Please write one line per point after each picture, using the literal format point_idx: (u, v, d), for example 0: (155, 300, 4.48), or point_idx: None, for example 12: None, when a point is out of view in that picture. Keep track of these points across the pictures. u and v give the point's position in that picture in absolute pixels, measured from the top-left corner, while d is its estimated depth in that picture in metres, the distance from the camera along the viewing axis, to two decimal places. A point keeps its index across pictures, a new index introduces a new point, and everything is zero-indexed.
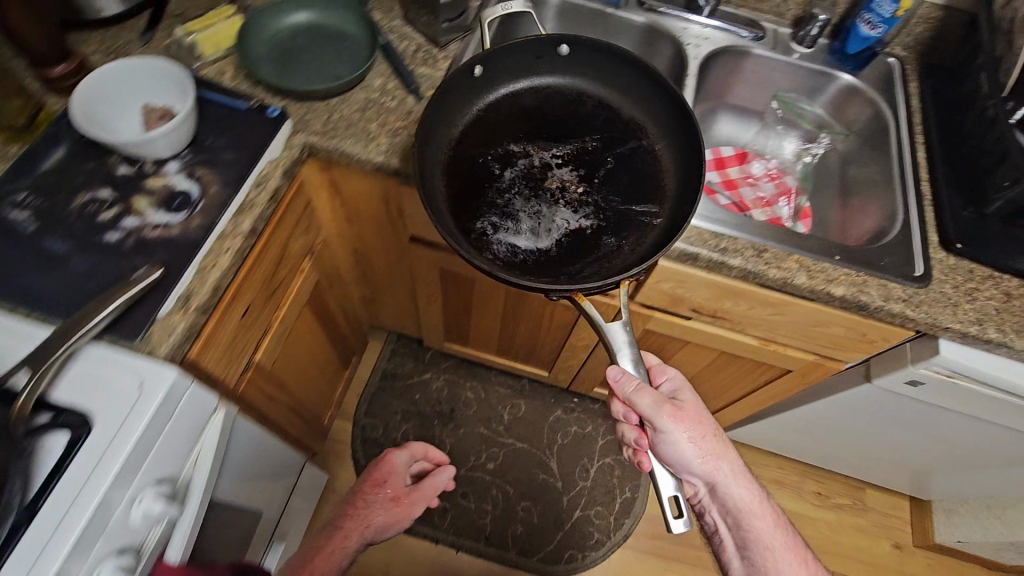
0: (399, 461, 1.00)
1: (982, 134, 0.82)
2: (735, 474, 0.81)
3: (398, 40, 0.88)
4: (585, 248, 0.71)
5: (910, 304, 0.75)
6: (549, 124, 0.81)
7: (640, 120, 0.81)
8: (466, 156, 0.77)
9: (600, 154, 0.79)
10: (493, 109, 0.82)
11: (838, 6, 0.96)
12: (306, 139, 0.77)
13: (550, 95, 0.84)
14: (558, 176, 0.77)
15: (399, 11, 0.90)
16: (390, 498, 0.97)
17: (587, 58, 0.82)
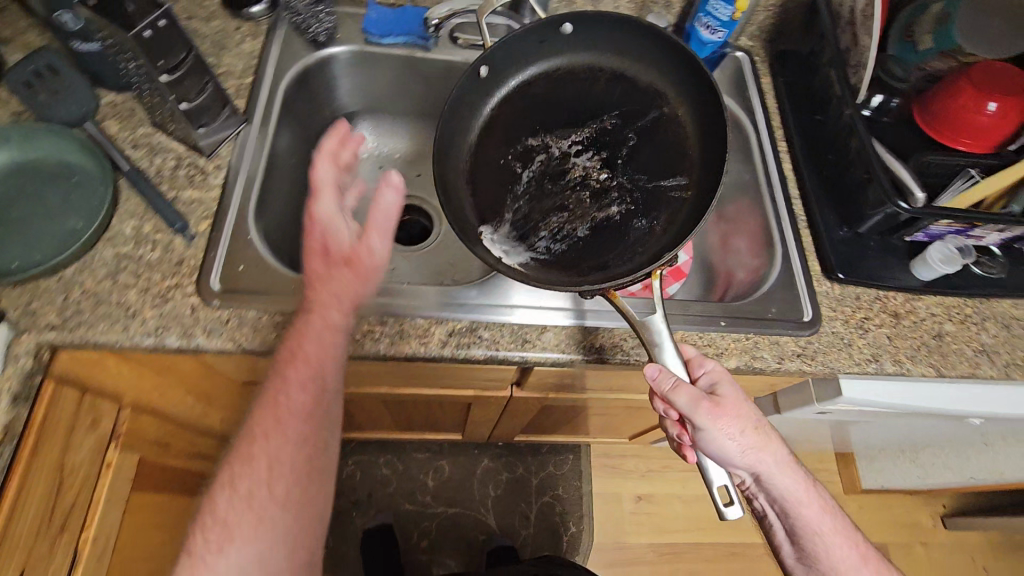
0: (327, 209, 0.58)
1: (843, 139, 0.75)
2: (792, 467, 0.63)
3: (148, 158, 0.67)
4: (618, 241, 0.65)
5: (805, 357, 0.68)
6: (562, 109, 0.73)
7: (660, 86, 0.72)
8: (489, 161, 0.71)
9: (621, 134, 0.71)
10: (506, 102, 0.74)
11: (674, 6, 0.84)
12: (40, 336, 0.57)
13: (562, 78, 0.74)
14: (579, 166, 0.71)
15: (142, 114, 0.69)
16: (325, 242, 0.58)
17: (598, 31, 0.72)
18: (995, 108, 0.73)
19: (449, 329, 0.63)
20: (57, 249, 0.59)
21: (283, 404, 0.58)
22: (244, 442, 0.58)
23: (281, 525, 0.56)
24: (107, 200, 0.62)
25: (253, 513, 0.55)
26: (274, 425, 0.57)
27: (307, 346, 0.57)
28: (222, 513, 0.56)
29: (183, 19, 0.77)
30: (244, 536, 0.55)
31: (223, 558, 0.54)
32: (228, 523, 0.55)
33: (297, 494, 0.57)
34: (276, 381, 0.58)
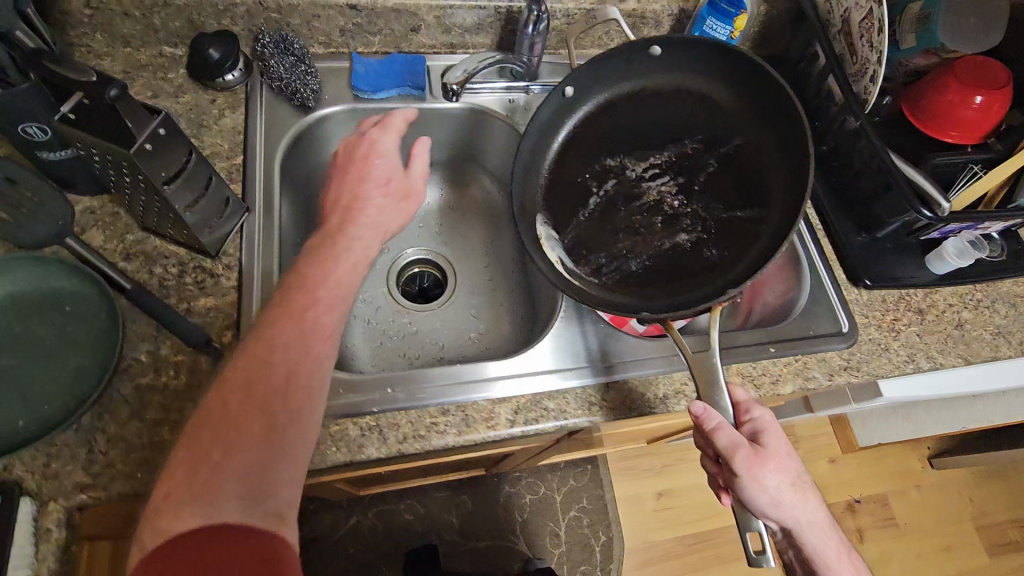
0: (387, 146, 0.63)
1: (848, 148, 0.76)
2: (822, 522, 0.60)
3: (146, 268, 0.60)
4: (689, 271, 0.63)
5: (850, 370, 0.70)
6: (642, 131, 0.70)
7: (742, 106, 0.68)
8: (563, 178, 0.71)
9: (703, 160, 0.68)
10: (589, 122, 0.71)
11: (663, 25, 0.82)
12: (69, 501, 0.50)
13: (644, 101, 0.71)
14: (649, 189, 0.69)
15: (127, 218, 0.61)
16: (385, 172, 0.62)
17: (692, 52, 0.68)
18: (981, 101, 0.75)
19: (515, 406, 0.61)
20: (66, 397, 0.52)
21: (310, 317, 0.50)
22: (253, 343, 0.48)
23: (277, 434, 0.45)
24: (115, 329, 0.55)
25: (255, 419, 0.45)
26: (298, 339, 0.49)
27: (331, 272, 0.54)
28: (237, 409, 0.45)
29: (147, 99, 0.68)
30: (247, 438, 0.44)
31: (216, 464, 0.42)
32: (240, 421, 0.44)
33: (297, 404, 0.47)
34: (299, 299, 0.51)
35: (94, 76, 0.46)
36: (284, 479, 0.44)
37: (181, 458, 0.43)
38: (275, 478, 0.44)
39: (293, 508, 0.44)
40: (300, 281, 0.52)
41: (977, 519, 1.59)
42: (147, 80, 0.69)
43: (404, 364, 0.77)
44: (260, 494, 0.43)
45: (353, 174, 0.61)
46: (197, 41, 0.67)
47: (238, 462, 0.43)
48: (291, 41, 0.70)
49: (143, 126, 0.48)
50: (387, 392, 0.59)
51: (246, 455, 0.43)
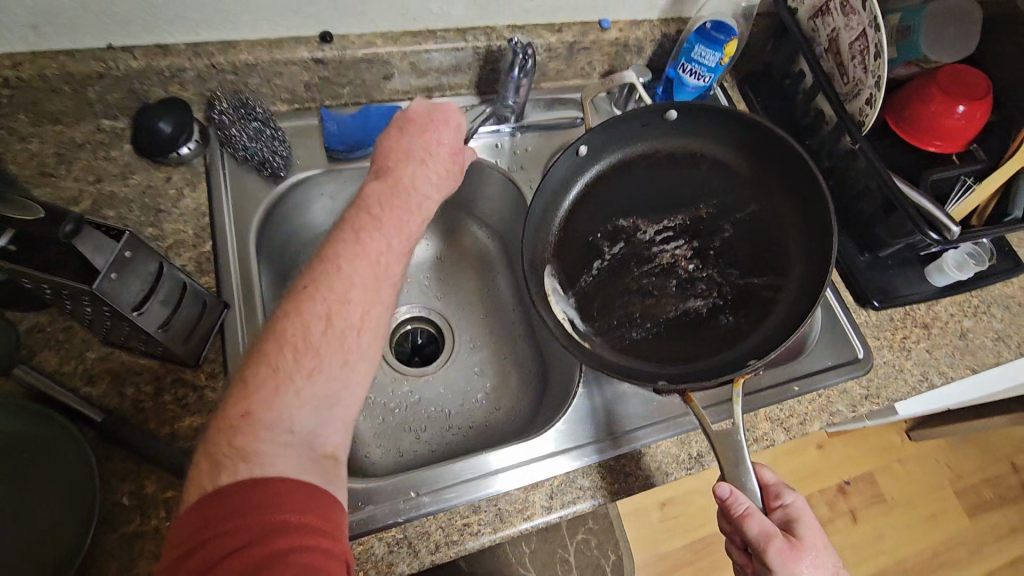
0: (448, 131, 0.56)
1: (845, 168, 0.75)
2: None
3: (116, 390, 0.52)
4: (708, 339, 0.62)
5: (871, 396, 0.70)
6: (654, 194, 0.69)
7: (756, 175, 0.68)
8: (574, 237, 0.68)
9: (717, 223, 0.67)
10: (600, 182, 0.70)
11: (646, 51, 0.78)
12: None
13: (657, 163, 0.70)
14: (660, 250, 0.67)
15: (85, 333, 0.53)
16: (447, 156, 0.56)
17: (710, 122, 0.68)
18: (964, 111, 0.74)
19: (548, 489, 0.56)
20: (39, 565, 0.44)
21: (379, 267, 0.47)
22: (325, 276, 0.45)
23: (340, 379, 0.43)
24: (88, 470, 0.47)
25: (324, 357, 0.43)
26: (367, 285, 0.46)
27: (385, 234, 0.49)
28: (315, 341, 0.43)
29: (91, 184, 0.59)
30: (316, 378, 0.42)
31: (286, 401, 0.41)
32: (317, 355, 0.43)
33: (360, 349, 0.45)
34: (356, 253, 0.47)
35: (43, 212, 0.41)
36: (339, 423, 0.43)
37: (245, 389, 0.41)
38: (333, 420, 0.43)
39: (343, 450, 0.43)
40: (361, 226, 0.48)
41: (955, 483, 1.66)
42: (87, 162, 0.60)
43: (413, 439, 0.71)
44: (318, 431, 0.42)
45: (416, 147, 0.54)
46: (143, 115, 0.59)
47: (305, 398, 0.41)
48: (251, 105, 0.62)
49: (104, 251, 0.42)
50: (411, 497, 0.54)
51: (313, 393, 0.42)
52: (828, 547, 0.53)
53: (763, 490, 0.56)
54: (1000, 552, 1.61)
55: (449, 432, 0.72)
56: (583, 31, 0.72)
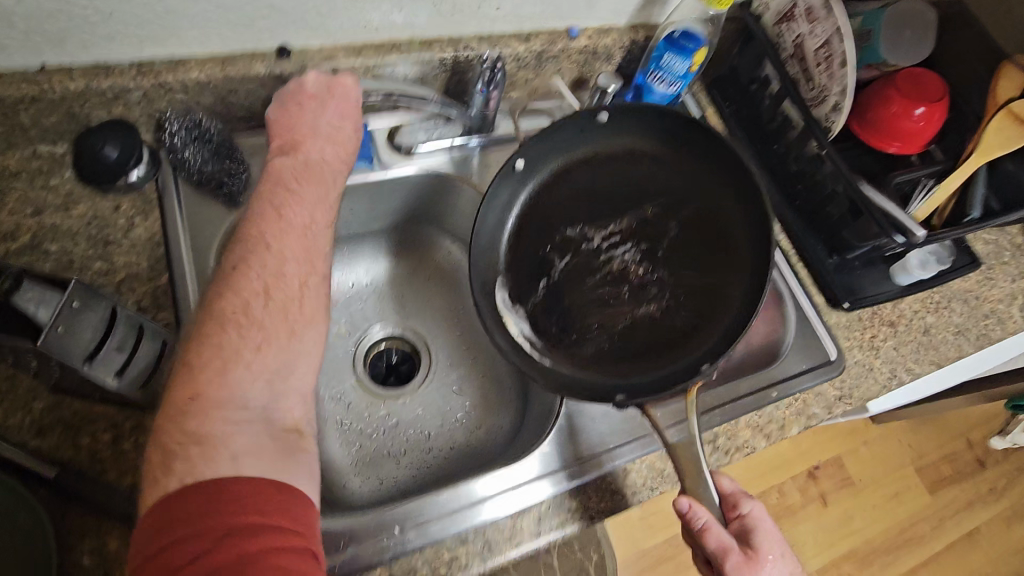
0: (353, 101, 0.59)
1: (812, 171, 0.76)
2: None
3: (69, 441, 0.48)
4: (665, 343, 0.61)
5: (845, 397, 0.71)
6: (598, 198, 0.67)
7: (696, 169, 0.66)
8: (524, 252, 0.66)
9: (665, 223, 0.66)
10: (545, 194, 0.67)
11: (615, 58, 0.77)
12: None
13: (599, 166, 0.68)
14: (610, 258, 0.66)
15: (30, 381, 0.49)
16: (354, 129, 0.59)
17: (642, 118, 0.66)
18: (922, 112, 0.76)
19: (537, 515, 0.55)
20: None
21: (313, 237, 0.51)
22: (259, 254, 0.48)
23: (293, 351, 0.47)
24: (43, 535, 0.43)
25: (271, 329, 0.46)
26: (307, 255, 0.50)
27: (319, 213, 0.53)
28: (257, 315, 0.46)
29: (29, 217, 0.55)
30: (271, 349, 0.46)
31: (243, 374, 0.44)
32: (265, 324, 0.46)
33: (307, 315, 0.48)
34: (284, 231, 0.50)
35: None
36: (301, 389, 0.47)
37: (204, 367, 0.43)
38: (295, 387, 0.46)
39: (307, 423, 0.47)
40: (284, 206, 0.51)
41: (917, 462, 1.72)
42: (23, 193, 0.56)
43: (389, 464, 0.69)
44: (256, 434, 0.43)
45: (324, 119, 0.57)
46: (86, 140, 0.54)
47: (261, 373, 0.44)
48: (205, 125, 0.59)
49: (46, 299, 0.41)
50: (396, 533, 0.52)
51: (270, 367, 0.45)
52: (789, 556, 0.53)
53: (721, 500, 0.55)
54: (958, 525, 1.70)
55: (429, 455, 0.70)
56: (550, 40, 0.71)
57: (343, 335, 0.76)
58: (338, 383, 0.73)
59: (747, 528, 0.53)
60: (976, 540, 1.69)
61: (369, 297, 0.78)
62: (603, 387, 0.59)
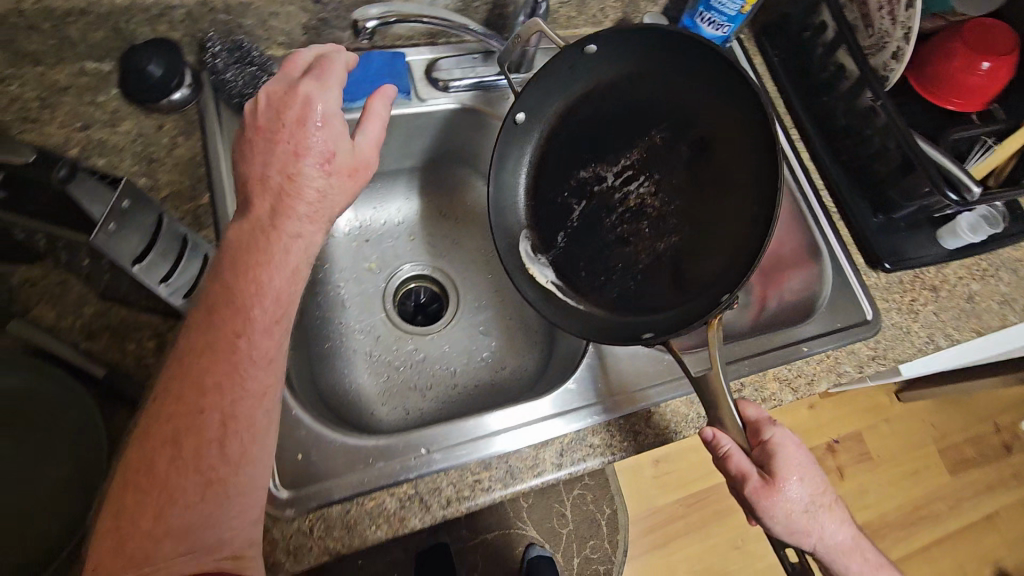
0: (325, 110, 0.49)
1: (863, 125, 0.73)
2: (854, 546, 0.55)
3: (116, 346, 0.50)
4: (686, 274, 0.58)
5: (878, 357, 0.70)
6: (604, 132, 0.62)
7: (699, 87, 0.57)
8: (543, 204, 0.64)
9: (674, 149, 0.60)
10: (552, 137, 0.63)
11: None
12: None
13: (600, 98, 0.61)
14: (627, 196, 0.62)
15: (81, 287, 0.51)
16: (326, 145, 0.48)
17: (632, 41, 0.57)
18: (988, 67, 0.71)
19: (560, 447, 0.56)
20: (48, 521, 0.44)
21: (245, 347, 0.41)
22: (182, 375, 0.40)
23: (234, 485, 0.40)
24: (95, 427, 0.46)
25: (199, 470, 0.38)
26: (238, 368, 0.41)
27: (278, 278, 0.44)
28: (161, 473, 0.38)
29: (77, 131, 0.56)
30: (192, 489, 0.38)
31: (161, 522, 0.37)
32: (171, 485, 0.38)
33: (249, 448, 0.40)
34: (234, 316, 0.42)
35: (32, 155, 0.39)
36: (240, 523, 0.40)
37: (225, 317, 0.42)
38: (231, 522, 0.39)
39: (252, 546, 0.40)
40: (237, 286, 0.43)
41: (938, 442, 1.70)
42: (72, 108, 0.57)
43: (415, 397, 0.70)
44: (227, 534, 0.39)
45: (285, 142, 0.48)
46: (131, 56, 0.55)
47: (190, 511, 0.38)
48: (247, 48, 0.60)
49: (102, 199, 0.40)
50: (422, 453, 0.53)
51: (199, 510, 0.38)
52: (813, 477, 0.53)
53: (744, 427, 0.55)
54: (977, 508, 1.68)
55: (454, 391, 0.71)
56: None
57: (375, 270, 0.77)
58: (367, 317, 0.74)
59: (769, 452, 0.53)
60: (995, 522, 1.67)
61: (401, 232, 0.79)
62: (625, 321, 0.59)
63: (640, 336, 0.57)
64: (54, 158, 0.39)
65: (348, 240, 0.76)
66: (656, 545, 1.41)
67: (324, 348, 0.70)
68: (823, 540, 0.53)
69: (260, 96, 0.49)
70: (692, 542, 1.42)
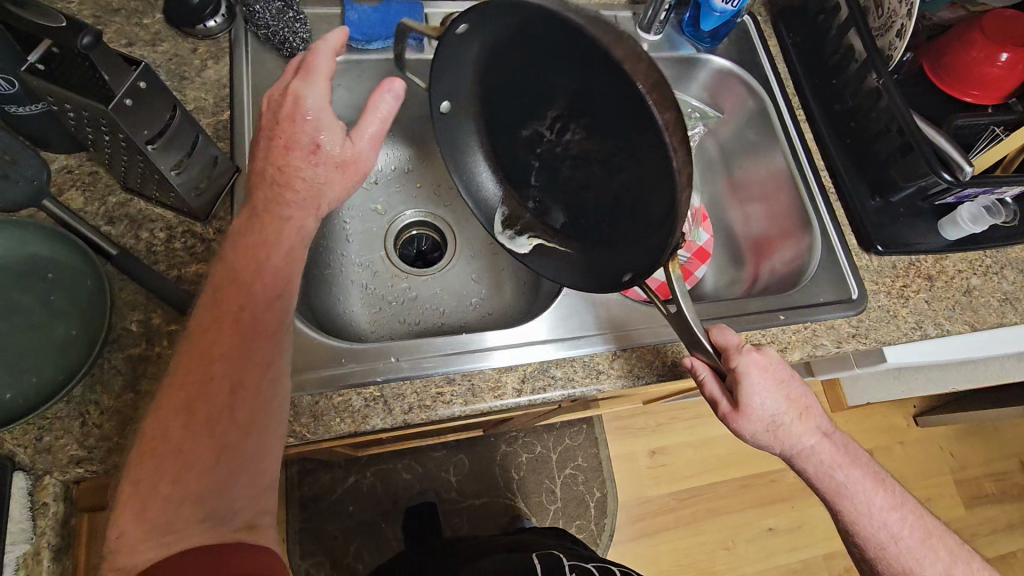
0: (317, 104, 0.50)
1: (867, 107, 0.74)
2: (821, 449, 0.60)
3: (132, 233, 0.57)
4: (638, 216, 0.49)
5: (858, 336, 0.70)
6: (519, 92, 0.52)
7: (561, 47, 0.44)
8: (507, 165, 0.61)
9: (582, 104, 0.47)
10: (481, 101, 0.57)
11: None
12: (64, 474, 0.49)
13: (498, 63, 0.51)
14: (569, 147, 0.53)
15: (108, 179, 0.58)
16: (314, 137, 0.50)
17: (482, 14, 0.46)
18: (1007, 58, 0.69)
19: (524, 375, 0.60)
20: (56, 369, 0.50)
21: (249, 319, 0.47)
22: (192, 347, 0.46)
23: (245, 452, 0.45)
24: (102, 294, 0.52)
25: (211, 436, 0.44)
26: (245, 341, 0.46)
27: (275, 258, 0.50)
28: (176, 440, 0.43)
29: (122, 46, 0.63)
30: (205, 449, 0.44)
31: (178, 487, 0.42)
32: (185, 452, 0.43)
33: (257, 417, 0.46)
34: (237, 292, 0.48)
35: (63, 22, 0.43)
36: (253, 489, 0.45)
37: (252, 224, 0.50)
38: (236, 491, 0.44)
39: (263, 515, 0.45)
40: (243, 268, 0.49)
41: (955, 472, 1.63)
42: (120, 26, 0.64)
43: (404, 330, 0.75)
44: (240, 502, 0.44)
45: (282, 140, 0.50)
46: None
47: (205, 478, 0.43)
48: None
49: (122, 77, 0.46)
50: (391, 361, 0.58)
51: (212, 475, 0.43)
52: (779, 395, 0.57)
53: (719, 351, 0.58)
54: (991, 545, 1.60)
55: (440, 328, 0.76)
56: None
57: (381, 211, 0.82)
58: (368, 253, 0.79)
59: (737, 377, 0.55)
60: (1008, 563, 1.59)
61: (408, 177, 0.83)
62: (601, 265, 0.56)
63: (622, 280, 0.53)
64: (82, 26, 0.43)
65: None
66: (643, 535, 1.41)
67: (323, 273, 0.75)
68: (790, 446, 0.60)
69: (264, 98, 0.52)
70: (681, 537, 1.42)
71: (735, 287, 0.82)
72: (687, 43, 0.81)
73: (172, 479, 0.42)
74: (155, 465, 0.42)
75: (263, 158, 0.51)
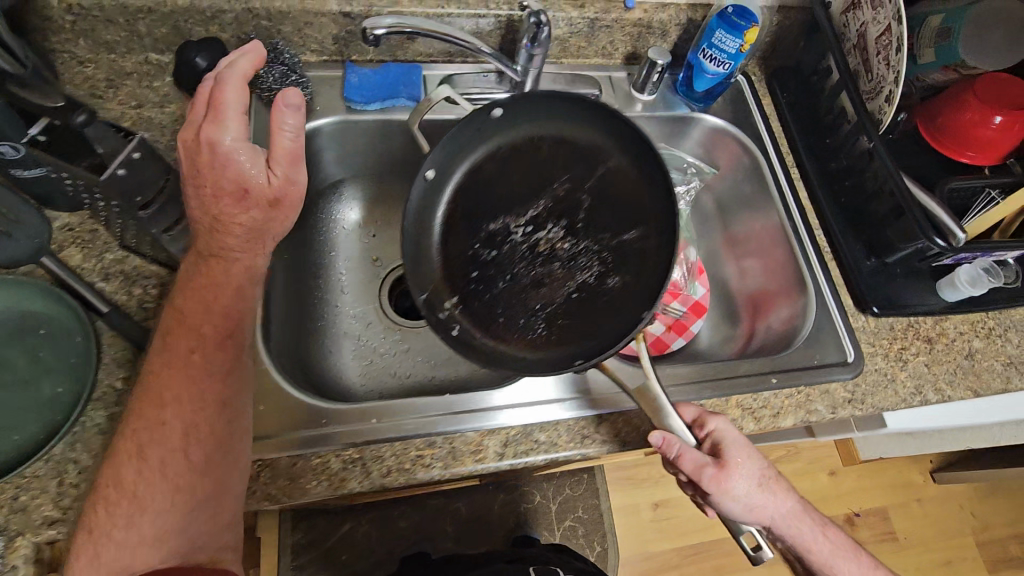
0: (234, 143, 0.52)
1: (861, 167, 0.74)
2: (799, 512, 0.60)
3: (125, 289, 0.58)
4: None
5: (855, 402, 0.68)
6: (506, 190, 0.67)
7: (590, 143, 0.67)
8: (459, 253, 0.65)
9: (575, 199, 0.66)
10: (460, 196, 0.66)
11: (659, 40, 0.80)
12: (37, 535, 0.48)
13: (508, 157, 0.67)
14: (536, 243, 0.66)
15: (107, 236, 0.60)
16: (239, 179, 0.53)
17: (524, 108, 0.65)
18: (1000, 121, 0.69)
19: (505, 441, 0.59)
20: (42, 426, 0.51)
21: (161, 379, 0.49)
22: (141, 401, 0.48)
23: (203, 489, 0.47)
24: (90, 351, 0.53)
25: (166, 477, 0.47)
26: (196, 381, 0.49)
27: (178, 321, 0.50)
28: (131, 483, 0.46)
29: (131, 108, 0.67)
30: (157, 496, 0.46)
31: (133, 530, 0.45)
32: (140, 493, 0.46)
33: (211, 455, 0.48)
34: (187, 332, 0.51)
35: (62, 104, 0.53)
36: (210, 528, 0.48)
37: (202, 263, 0.53)
38: (197, 533, 0.47)
39: (226, 550, 0.48)
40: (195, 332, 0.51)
41: (976, 534, 1.55)
42: (131, 89, 0.68)
43: (393, 384, 0.75)
44: (199, 542, 0.47)
45: (209, 185, 0.52)
46: (183, 50, 0.64)
47: (160, 521, 0.46)
48: (280, 48, 0.67)
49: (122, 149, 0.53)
50: (372, 423, 0.57)
51: (167, 515, 0.46)
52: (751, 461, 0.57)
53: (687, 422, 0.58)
54: None
55: (429, 384, 0.75)
56: (605, 8, 0.76)
57: (377, 258, 0.83)
58: (362, 304, 0.79)
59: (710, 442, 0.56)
60: None
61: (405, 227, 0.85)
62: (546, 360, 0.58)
63: (572, 362, 0.56)
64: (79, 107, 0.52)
65: (349, 233, 0.82)
66: None
67: (317, 325, 0.76)
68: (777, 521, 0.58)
69: (178, 145, 0.53)
70: None
71: (729, 344, 0.81)
72: (681, 103, 0.83)
73: (121, 526, 0.45)
74: (103, 516, 0.45)
75: (196, 207, 0.53)
